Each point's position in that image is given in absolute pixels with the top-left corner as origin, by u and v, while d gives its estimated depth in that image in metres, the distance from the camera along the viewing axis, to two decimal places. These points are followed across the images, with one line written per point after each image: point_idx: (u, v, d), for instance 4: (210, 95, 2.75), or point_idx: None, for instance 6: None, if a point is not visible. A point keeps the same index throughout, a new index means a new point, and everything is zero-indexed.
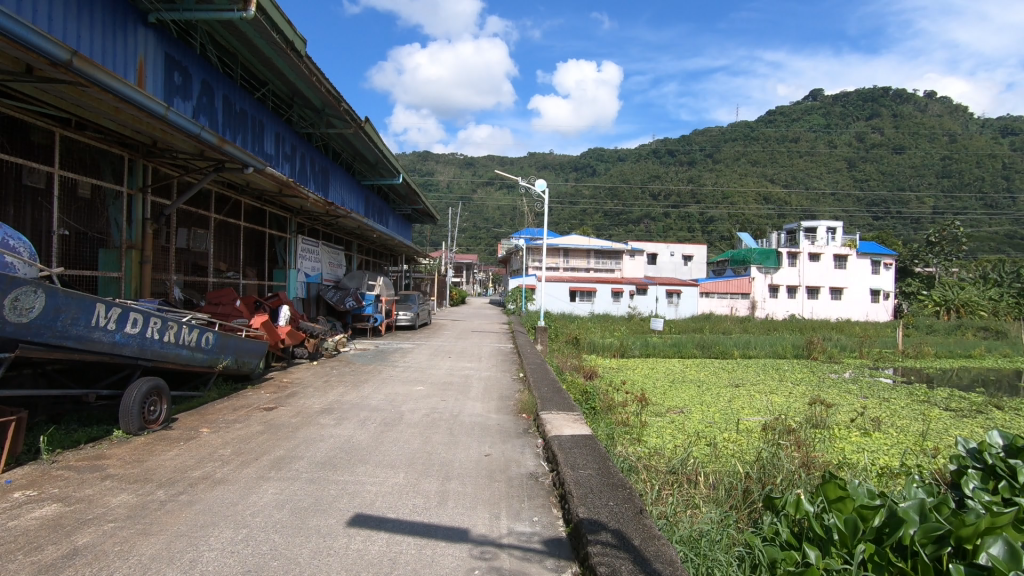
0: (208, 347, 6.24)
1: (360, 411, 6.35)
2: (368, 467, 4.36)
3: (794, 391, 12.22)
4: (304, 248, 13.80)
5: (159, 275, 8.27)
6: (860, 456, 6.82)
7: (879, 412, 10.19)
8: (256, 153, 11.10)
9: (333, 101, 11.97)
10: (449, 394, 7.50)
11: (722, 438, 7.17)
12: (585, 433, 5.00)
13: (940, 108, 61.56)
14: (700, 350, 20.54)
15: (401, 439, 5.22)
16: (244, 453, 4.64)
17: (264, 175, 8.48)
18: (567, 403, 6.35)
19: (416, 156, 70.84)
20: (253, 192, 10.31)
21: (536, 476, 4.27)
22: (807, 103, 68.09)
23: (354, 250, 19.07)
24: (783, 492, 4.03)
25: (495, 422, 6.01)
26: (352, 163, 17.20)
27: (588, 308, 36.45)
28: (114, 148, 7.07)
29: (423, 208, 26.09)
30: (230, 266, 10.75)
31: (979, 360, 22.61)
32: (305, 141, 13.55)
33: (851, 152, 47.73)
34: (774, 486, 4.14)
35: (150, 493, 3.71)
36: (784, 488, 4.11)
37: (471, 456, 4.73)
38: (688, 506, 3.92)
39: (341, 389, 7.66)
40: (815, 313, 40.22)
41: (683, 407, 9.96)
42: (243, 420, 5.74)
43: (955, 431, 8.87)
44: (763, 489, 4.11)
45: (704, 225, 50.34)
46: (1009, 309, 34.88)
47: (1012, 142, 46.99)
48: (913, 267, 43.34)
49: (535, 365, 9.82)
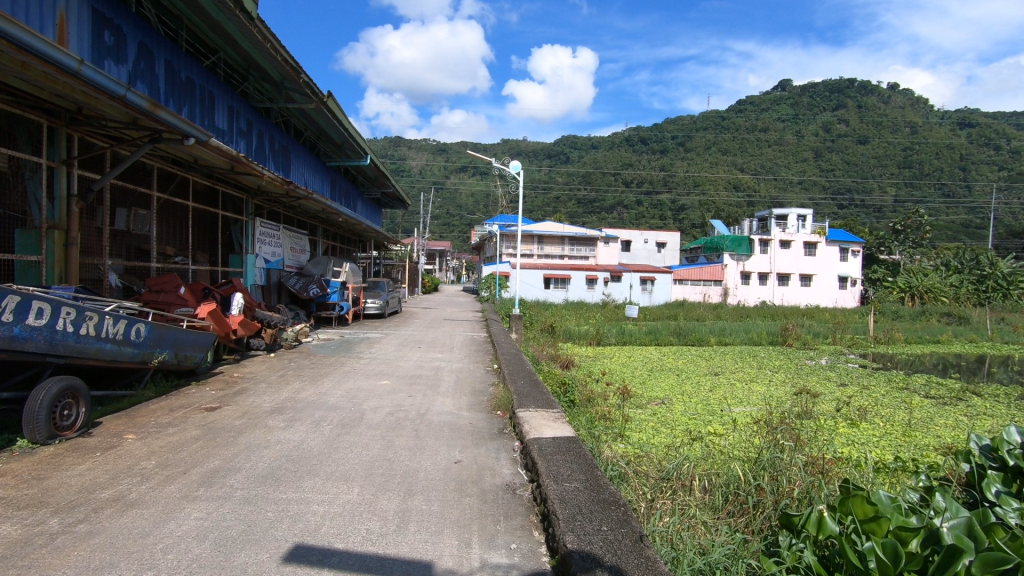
0: (140, 340, 5.49)
1: (316, 410, 5.69)
2: (317, 480, 3.72)
3: (774, 379, 12.00)
4: (263, 232, 12.86)
5: (91, 259, 7.39)
6: (853, 451, 6.47)
7: (863, 400, 9.95)
8: (205, 126, 10.16)
9: (292, 73, 11.05)
10: (418, 389, 6.89)
11: (708, 434, 6.76)
12: (569, 434, 4.45)
13: (902, 99, 62.81)
14: (676, 338, 20.27)
15: (359, 444, 4.58)
16: (170, 466, 3.95)
17: (210, 148, 7.59)
18: (546, 398, 5.77)
19: (388, 141, 68.96)
20: (203, 169, 9.45)
21: (514, 489, 3.69)
22: (777, 93, 68.81)
23: (319, 235, 18.13)
24: (802, 510, 3.54)
25: (467, 421, 5.41)
26: (316, 142, 16.28)
27: (563, 295, 36.00)
28: (30, 113, 6.15)
29: (393, 192, 25.07)
30: (178, 250, 9.85)
31: (947, 346, 22.91)
32: (262, 117, 12.60)
33: (818, 142, 48.13)
34: (791, 502, 3.66)
35: (40, 523, 3.03)
36: (801, 505, 3.61)
37: (439, 463, 4.14)
38: (691, 525, 3.42)
39: (298, 384, 6.97)
40: (785, 300, 40.68)
41: (664, 398, 9.56)
42: (178, 424, 5.02)
43: (939, 421, 8.65)
44: (779, 506, 3.63)
45: (676, 213, 51.38)
46: (969, 294, 35.63)
47: (970, 134, 48.22)
48: (879, 254, 44.00)
49: (509, 356, 9.27)
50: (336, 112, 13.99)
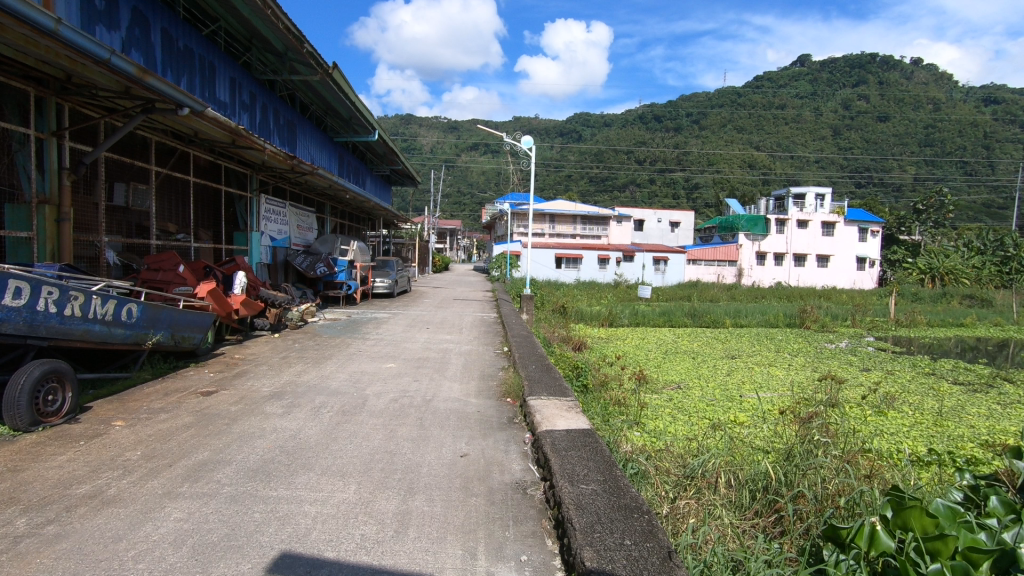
0: (131, 321, 5.22)
1: (317, 395, 5.42)
2: (311, 476, 3.44)
3: (794, 363, 11.61)
4: (268, 210, 12.55)
5: (86, 236, 7.10)
6: (884, 442, 6.11)
7: (890, 387, 9.54)
8: (207, 99, 9.81)
9: (295, 43, 10.59)
10: (423, 373, 6.60)
11: (728, 423, 6.45)
12: (583, 427, 4.12)
13: (926, 75, 60.82)
14: (690, 319, 19.87)
15: (359, 434, 4.27)
16: (156, 458, 3.67)
17: (207, 119, 7.21)
18: (558, 385, 5.45)
19: (398, 119, 68.15)
20: (203, 143, 9.10)
21: (524, 488, 3.37)
22: (795, 68, 66.95)
23: (327, 212, 17.81)
24: (847, 520, 3.22)
25: (474, 409, 5.11)
26: (323, 117, 15.86)
27: (574, 275, 35.61)
28: (16, 81, 5.80)
29: (403, 169, 24.57)
30: (180, 227, 9.57)
31: (970, 329, 22.29)
32: (266, 90, 12.19)
33: (837, 120, 46.79)
34: (834, 510, 3.33)
35: (6, 524, 2.77)
36: (847, 514, 3.28)
37: (443, 456, 3.84)
38: (723, 538, 3.12)
39: (300, 367, 6.70)
40: (801, 281, 39.94)
41: (679, 382, 9.25)
42: (171, 409, 4.77)
43: (971, 410, 8.25)
44: (820, 516, 3.32)
45: (690, 192, 50.49)
46: (992, 276, 34.57)
47: (995, 111, 46.60)
48: (898, 235, 43.02)
49: (520, 337, 8.96)
50: (342, 85, 13.55)
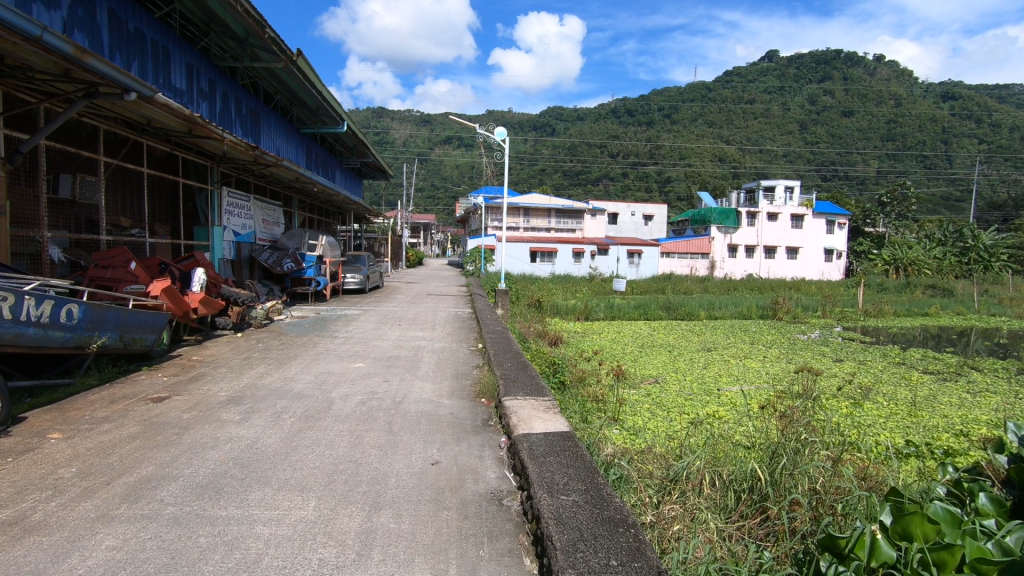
0: (72, 323, 4.81)
1: (278, 399, 5.09)
2: (267, 491, 3.14)
3: (768, 355, 11.61)
4: (230, 203, 11.99)
5: (26, 232, 6.59)
6: (864, 434, 6.04)
7: (863, 377, 9.58)
8: (161, 86, 9.28)
9: (257, 28, 10.07)
10: (394, 373, 6.30)
11: (709, 419, 6.30)
12: (562, 429, 3.90)
13: (888, 71, 62.29)
14: (666, 312, 19.84)
15: (322, 442, 3.97)
16: (93, 475, 3.31)
17: (158, 106, 6.74)
18: (534, 385, 5.20)
19: (369, 112, 66.84)
20: (158, 132, 8.60)
21: (500, 499, 3.14)
22: (764, 64, 67.84)
23: (294, 206, 17.23)
24: (841, 528, 3.08)
25: (447, 411, 4.84)
26: (288, 107, 15.28)
27: (549, 269, 35.48)
28: None
29: (374, 162, 24.00)
30: (134, 221, 9.05)
31: (935, 318, 22.83)
32: (226, 78, 11.62)
33: (804, 114, 47.57)
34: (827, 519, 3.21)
35: None
36: (841, 520, 3.16)
37: (413, 465, 3.58)
38: (713, 552, 2.99)
39: (261, 369, 6.32)
40: (771, 272, 40.54)
41: (657, 377, 9.12)
42: (115, 419, 4.38)
43: (943, 399, 8.31)
44: (813, 527, 3.19)
45: (662, 185, 50.76)
46: (952, 267, 35.60)
47: (953, 106, 47.98)
48: (863, 227, 43.94)
49: (495, 333, 8.70)
50: (307, 72, 13.01)
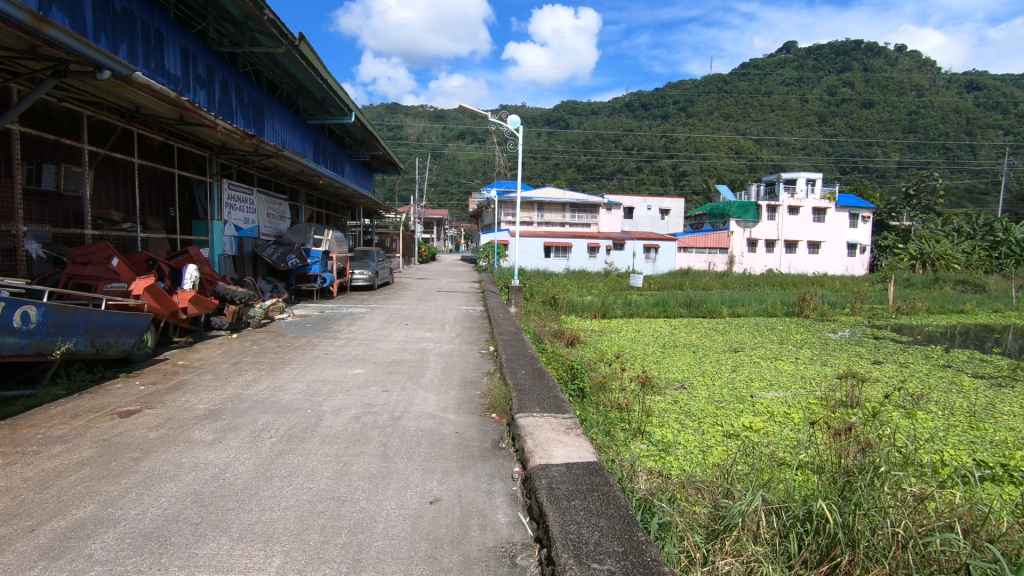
0: (26, 329, 4.22)
1: (261, 413, 4.49)
2: (222, 543, 2.53)
3: (801, 356, 10.81)
4: (232, 196, 11.46)
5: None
6: (926, 454, 5.27)
7: (911, 383, 8.75)
8: (154, 72, 8.77)
9: (254, 11, 9.51)
10: (395, 381, 5.68)
11: (746, 434, 5.59)
12: (586, 457, 3.26)
13: (910, 61, 60.20)
14: (686, 309, 19.04)
15: (302, 471, 3.35)
16: (17, 517, 2.73)
17: (139, 87, 6.17)
18: (552, 398, 4.52)
19: (382, 108, 66.34)
20: (147, 119, 8.05)
21: (513, 556, 2.50)
22: (781, 55, 66.09)
23: (301, 200, 16.68)
24: None
25: (452, 430, 4.20)
26: (294, 97, 14.72)
27: (563, 264, 34.69)
28: None
29: (384, 155, 23.41)
30: (126, 215, 8.55)
31: (972, 316, 21.70)
32: (226, 64, 11.09)
33: (822, 106, 46.03)
34: None
35: None
36: None
37: (408, 503, 2.96)
38: None
39: (250, 376, 5.73)
40: (792, 267, 39.49)
41: (683, 381, 8.38)
42: (70, 439, 3.81)
43: (1004, 408, 7.48)
44: None
45: (677, 178, 51.81)
46: (983, 261, 34.16)
47: (978, 95, 46.24)
48: (887, 220, 42.36)
49: (507, 335, 8.05)
50: (312, 59, 12.45)
